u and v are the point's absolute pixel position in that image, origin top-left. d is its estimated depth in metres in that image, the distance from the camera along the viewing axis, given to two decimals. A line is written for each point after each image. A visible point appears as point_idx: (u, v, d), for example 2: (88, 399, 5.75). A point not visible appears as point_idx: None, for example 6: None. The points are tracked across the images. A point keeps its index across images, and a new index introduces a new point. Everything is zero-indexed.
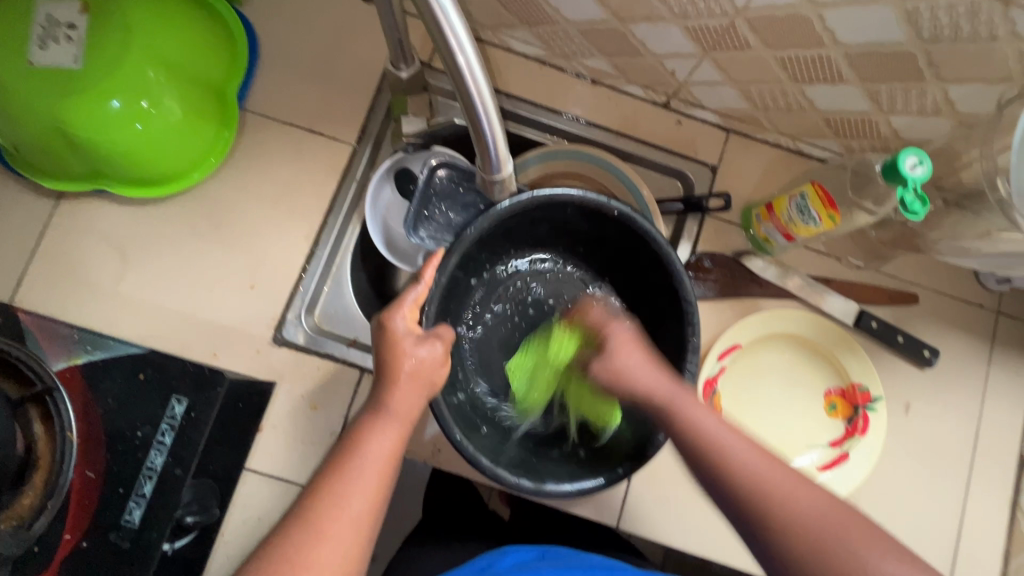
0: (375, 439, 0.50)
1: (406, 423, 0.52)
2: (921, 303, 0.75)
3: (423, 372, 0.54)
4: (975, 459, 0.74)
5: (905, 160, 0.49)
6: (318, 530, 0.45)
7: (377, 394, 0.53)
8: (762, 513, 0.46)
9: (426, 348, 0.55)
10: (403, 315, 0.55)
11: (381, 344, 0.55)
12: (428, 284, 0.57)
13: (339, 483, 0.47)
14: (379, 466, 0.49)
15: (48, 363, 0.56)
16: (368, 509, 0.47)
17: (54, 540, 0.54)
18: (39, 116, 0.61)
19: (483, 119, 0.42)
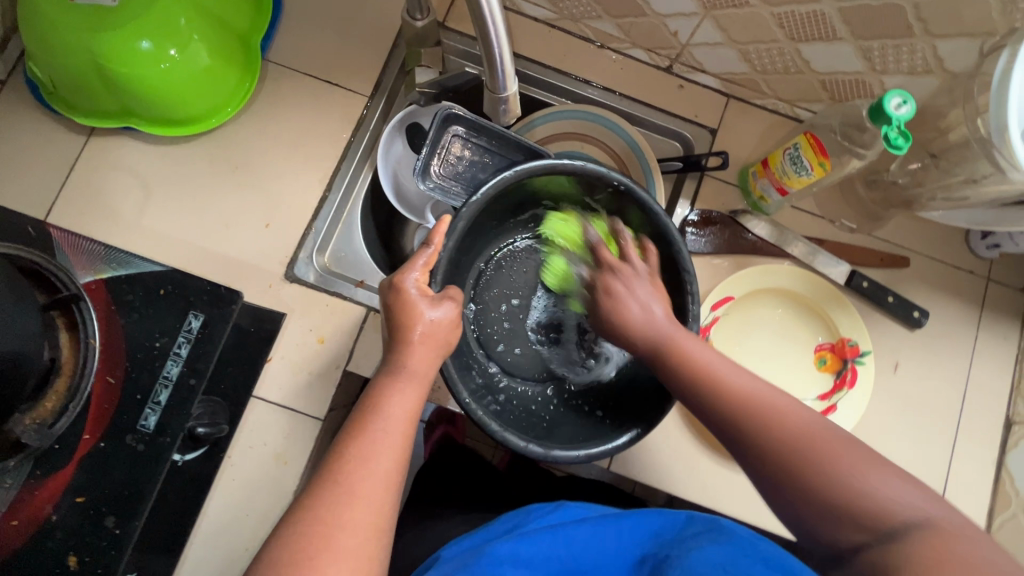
0: (395, 400, 0.52)
1: (423, 383, 0.54)
2: (912, 266, 0.77)
3: (437, 333, 0.56)
4: (961, 419, 0.75)
5: (889, 101, 0.52)
6: (349, 489, 0.46)
7: (394, 358, 0.54)
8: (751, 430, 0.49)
9: (439, 310, 0.56)
10: (414, 279, 0.57)
11: (393, 308, 0.56)
12: (438, 248, 0.59)
13: (368, 443, 0.49)
14: (402, 425, 0.51)
15: (76, 276, 0.59)
16: (394, 467, 0.49)
17: (75, 439, 0.57)
18: (76, 50, 0.65)
19: (495, 41, 0.45)
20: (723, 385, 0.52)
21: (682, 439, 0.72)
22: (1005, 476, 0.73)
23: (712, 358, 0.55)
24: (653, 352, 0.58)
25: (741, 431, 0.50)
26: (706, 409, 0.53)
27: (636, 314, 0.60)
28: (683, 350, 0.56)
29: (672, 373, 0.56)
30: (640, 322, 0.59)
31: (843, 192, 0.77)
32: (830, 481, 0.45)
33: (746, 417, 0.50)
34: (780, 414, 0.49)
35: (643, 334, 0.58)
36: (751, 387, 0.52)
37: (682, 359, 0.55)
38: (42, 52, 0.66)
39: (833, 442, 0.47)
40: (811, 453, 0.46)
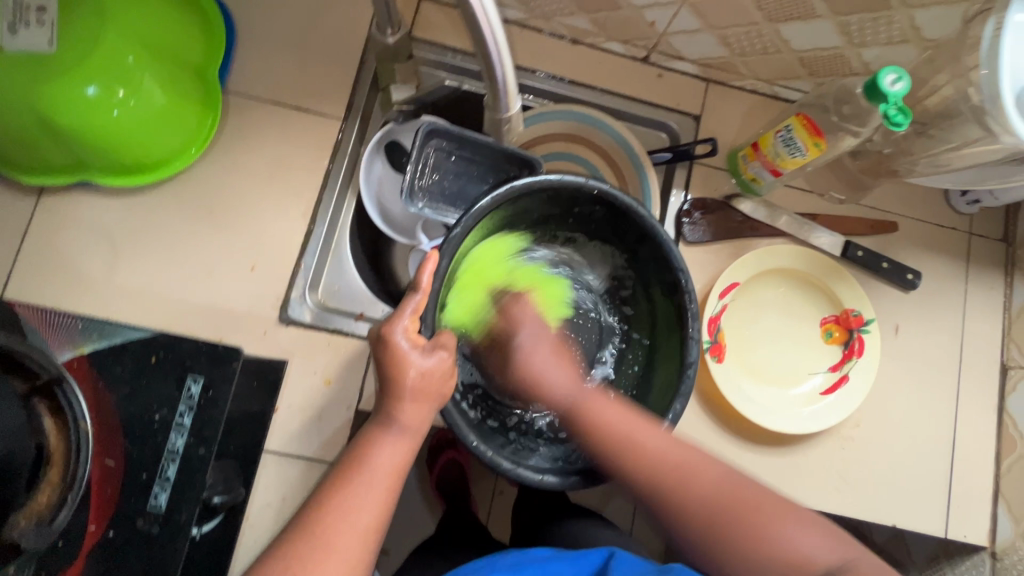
0: (383, 452, 0.51)
1: (416, 435, 0.53)
2: (901, 230, 0.79)
3: (428, 385, 0.53)
4: (962, 370, 0.78)
5: (884, 78, 0.54)
6: (326, 542, 0.47)
7: (384, 410, 0.53)
8: (668, 497, 0.52)
9: (433, 359, 0.52)
10: (403, 328, 0.51)
11: (381, 358, 0.52)
12: (427, 293, 0.52)
13: (350, 495, 0.49)
14: (386, 479, 0.50)
15: (54, 355, 0.54)
16: (374, 521, 0.49)
17: (79, 531, 0.52)
18: (17, 105, 0.59)
19: (498, 67, 0.43)
20: (640, 451, 0.53)
21: (705, 429, 0.73)
22: (1008, 420, 0.77)
23: (627, 418, 0.55)
24: (569, 414, 0.59)
25: (662, 497, 0.53)
26: (625, 478, 0.54)
27: (560, 383, 0.60)
28: (604, 428, 0.56)
29: (589, 445, 0.56)
30: (550, 387, 0.60)
31: (830, 166, 0.78)
32: (756, 545, 0.49)
33: (666, 482, 0.52)
34: (688, 469, 0.53)
35: (557, 398, 0.60)
36: (665, 446, 0.53)
37: (592, 427, 0.56)
38: None
39: (753, 500, 0.51)
40: (735, 515, 0.50)
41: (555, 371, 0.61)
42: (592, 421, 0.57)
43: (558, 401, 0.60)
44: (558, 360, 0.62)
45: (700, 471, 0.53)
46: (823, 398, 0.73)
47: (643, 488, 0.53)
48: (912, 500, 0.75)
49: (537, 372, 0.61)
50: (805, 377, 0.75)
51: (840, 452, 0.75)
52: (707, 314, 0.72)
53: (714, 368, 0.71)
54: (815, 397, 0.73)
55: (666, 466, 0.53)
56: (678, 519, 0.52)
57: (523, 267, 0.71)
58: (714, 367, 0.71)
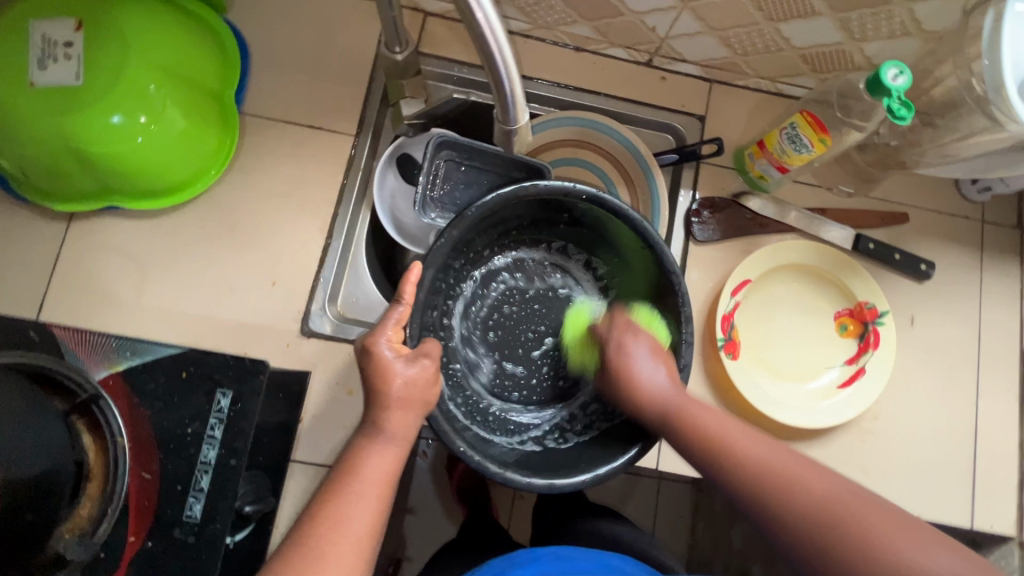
0: (373, 460, 0.51)
1: (404, 443, 0.53)
2: (912, 221, 0.79)
3: (414, 392, 0.53)
4: (981, 359, 0.78)
5: (887, 73, 0.55)
6: (319, 554, 0.46)
7: (372, 418, 0.53)
8: (770, 498, 0.50)
9: (416, 368, 0.53)
10: (387, 339, 0.54)
11: (367, 368, 0.54)
12: (411, 304, 0.55)
13: (341, 506, 0.49)
14: (378, 486, 0.50)
15: (90, 373, 0.56)
16: (367, 530, 0.49)
17: (120, 543, 0.54)
18: (46, 137, 0.62)
19: (506, 81, 0.45)
20: (735, 449, 0.54)
21: None
22: None
23: (725, 427, 0.56)
24: (658, 421, 0.58)
25: (763, 500, 0.51)
26: (723, 477, 0.54)
27: (649, 385, 0.59)
28: (696, 425, 0.56)
29: (685, 446, 0.57)
30: (651, 387, 0.59)
31: (837, 160, 0.79)
32: (873, 558, 0.45)
33: (764, 481, 0.51)
34: (795, 476, 0.50)
35: (650, 400, 0.59)
36: (766, 454, 0.53)
37: (690, 428, 0.57)
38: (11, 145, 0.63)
39: (856, 505, 0.48)
40: (847, 523, 0.47)
41: (650, 374, 0.59)
42: (689, 422, 0.56)
43: (653, 407, 0.59)
44: (666, 361, 0.60)
45: (802, 475, 0.51)
46: (840, 391, 0.73)
47: (740, 488, 0.52)
48: (936, 491, 0.74)
49: (632, 378, 0.60)
50: (821, 371, 0.75)
51: (860, 446, 0.74)
52: (720, 312, 0.72)
53: (729, 365, 0.71)
54: (832, 390, 0.73)
55: (767, 468, 0.52)
56: (783, 527, 0.49)
57: (517, 276, 0.74)
58: (730, 364, 0.72)
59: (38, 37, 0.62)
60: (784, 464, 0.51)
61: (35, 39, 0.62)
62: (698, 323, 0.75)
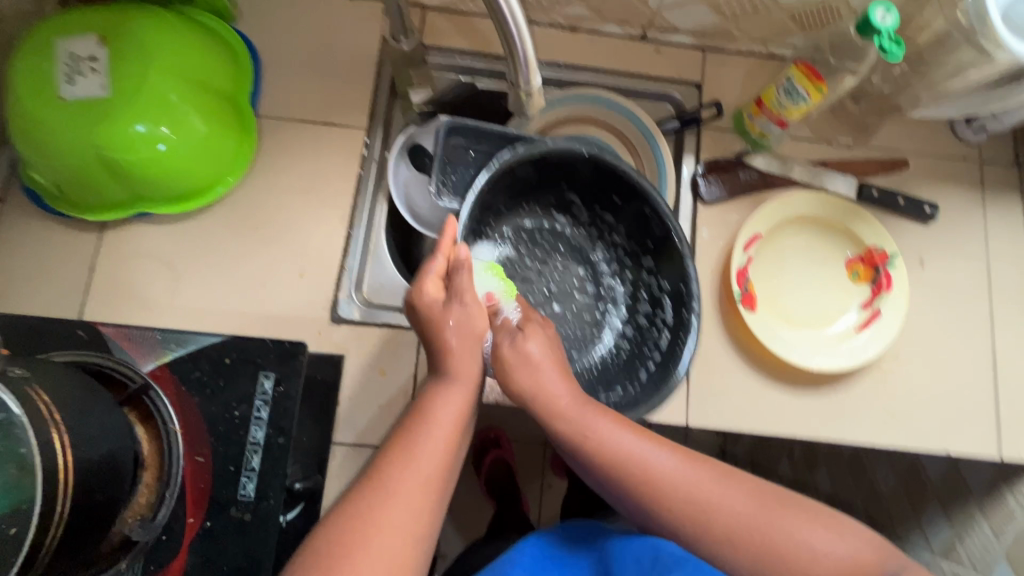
0: (443, 404, 0.53)
1: (470, 386, 0.55)
2: (913, 166, 0.81)
3: (468, 332, 0.55)
4: (993, 294, 0.80)
5: (875, 14, 0.57)
6: (390, 491, 0.48)
7: (437, 363, 0.55)
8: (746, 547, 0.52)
9: (464, 311, 0.55)
10: (429, 289, 0.56)
11: (418, 320, 0.56)
12: (446, 256, 0.57)
13: (413, 446, 0.50)
14: (448, 429, 0.52)
15: (139, 366, 0.59)
16: (436, 471, 0.50)
17: (180, 525, 0.56)
18: (77, 148, 0.65)
19: (519, 42, 0.48)
20: (680, 488, 0.53)
21: (747, 378, 0.75)
22: None
23: (676, 462, 0.54)
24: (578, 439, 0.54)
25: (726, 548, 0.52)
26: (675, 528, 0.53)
27: (555, 386, 0.55)
28: (630, 451, 0.54)
29: (612, 472, 0.54)
30: (553, 393, 0.55)
31: (834, 113, 0.81)
32: None
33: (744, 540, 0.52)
34: (713, 503, 0.53)
35: (560, 410, 0.55)
36: (725, 499, 0.53)
37: (596, 450, 0.54)
38: (43, 159, 0.66)
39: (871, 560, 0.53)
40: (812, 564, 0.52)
41: (548, 374, 0.56)
42: (608, 447, 0.53)
43: (561, 415, 0.55)
44: (545, 352, 0.57)
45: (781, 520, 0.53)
46: (857, 335, 0.75)
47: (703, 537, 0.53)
48: (961, 426, 0.76)
49: (527, 362, 0.56)
50: (837, 317, 0.77)
51: (882, 387, 0.76)
52: (734, 266, 0.75)
53: (748, 317, 0.73)
54: (849, 334, 0.75)
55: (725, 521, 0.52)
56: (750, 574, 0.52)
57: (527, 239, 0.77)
58: (748, 316, 0.73)
59: (63, 53, 0.65)
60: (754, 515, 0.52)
61: (61, 56, 0.65)
62: (714, 280, 0.77)
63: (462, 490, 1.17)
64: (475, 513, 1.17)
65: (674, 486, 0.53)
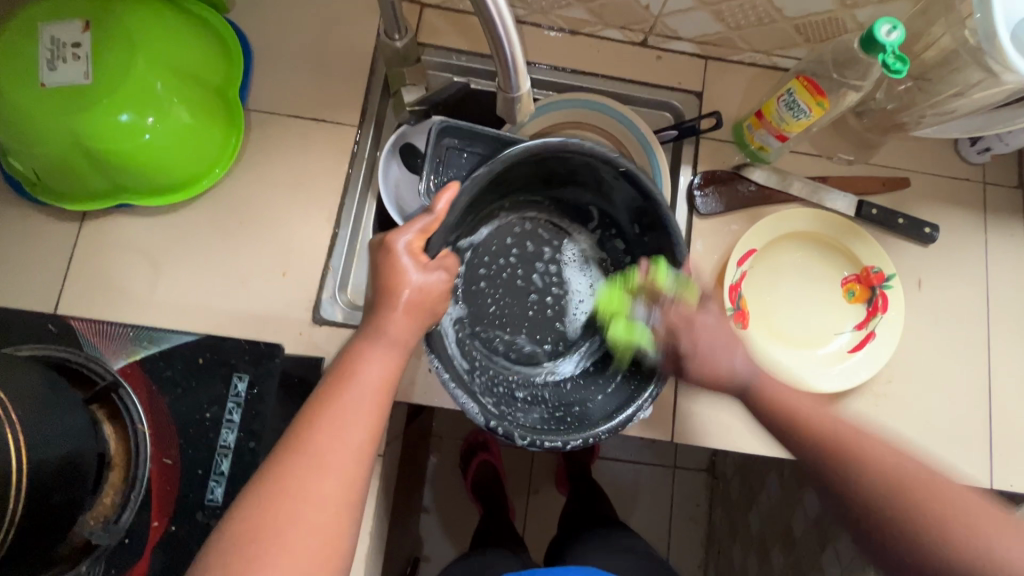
0: (373, 365, 0.51)
1: (403, 349, 0.53)
2: (914, 185, 0.79)
3: (419, 301, 0.55)
4: (991, 318, 0.78)
5: (880, 29, 0.56)
6: (317, 456, 0.46)
7: (374, 322, 0.53)
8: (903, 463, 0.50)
9: (428, 276, 0.55)
10: (407, 240, 0.55)
11: (381, 265, 0.55)
12: (439, 216, 0.56)
13: (341, 409, 0.49)
14: (378, 390, 0.51)
15: (110, 363, 0.57)
16: (366, 434, 0.49)
17: (144, 528, 0.55)
18: (58, 136, 0.63)
19: (508, 50, 0.46)
20: (816, 424, 0.55)
21: (736, 396, 0.73)
22: None
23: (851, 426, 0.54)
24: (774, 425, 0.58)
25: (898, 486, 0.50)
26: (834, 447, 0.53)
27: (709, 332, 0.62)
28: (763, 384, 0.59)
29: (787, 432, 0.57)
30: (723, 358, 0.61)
31: (835, 128, 0.79)
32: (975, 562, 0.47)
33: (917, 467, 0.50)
34: (859, 446, 0.52)
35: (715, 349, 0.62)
36: (890, 453, 0.52)
37: (775, 408, 0.58)
38: (23, 146, 0.64)
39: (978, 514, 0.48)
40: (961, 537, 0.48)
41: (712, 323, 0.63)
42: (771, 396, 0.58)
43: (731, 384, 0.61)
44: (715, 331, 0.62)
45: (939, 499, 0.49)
46: (849, 356, 0.73)
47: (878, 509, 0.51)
48: (954, 453, 0.74)
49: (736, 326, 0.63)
50: (830, 337, 0.75)
51: (875, 410, 0.74)
52: (728, 282, 0.72)
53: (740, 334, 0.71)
54: (842, 355, 0.73)
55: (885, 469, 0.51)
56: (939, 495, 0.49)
57: (519, 233, 0.75)
58: (740, 333, 0.71)
59: (46, 37, 0.63)
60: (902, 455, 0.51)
61: (43, 41, 0.63)
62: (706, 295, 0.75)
63: (446, 496, 1.16)
64: (461, 519, 1.15)
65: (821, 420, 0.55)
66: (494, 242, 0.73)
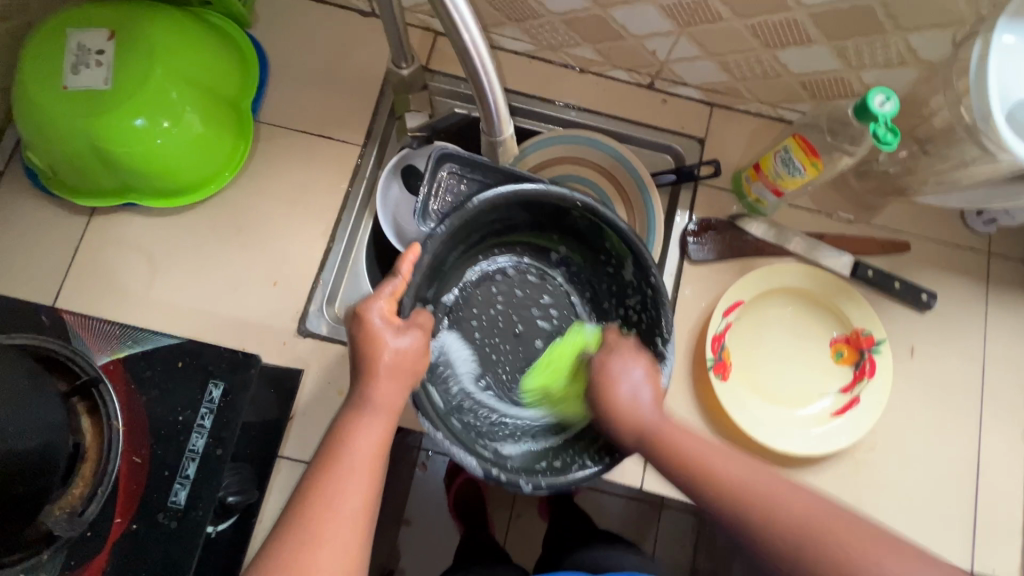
0: (361, 435, 0.51)
1: (391, 414, 0.53)
2: (914, 250, 0.78)
3: (403, 364, 0.53)
4: (985, 394, 0.75)
5: (874, 99, 0.56)
6: (316, 531, 0.47)
7: (358, 390, 0.53)
8: (756, 495, 0.50)
9: (406, 338, 0.54)
10: (379, 308, 0.54)
11: (358, 338, 0.53)
12: (406, 277, 0.55)
13: (334, 482, 0.49)
14: (367, 462, 0.50)
15: (94, 359, 0.59)
16: (362, 502, 0.49)
17: (106, 524, 0.56)
18: (74, 137, 0.66)
19: (484, 80, 0.48)
20: (700, 460, 0.53)
21: None
22: None
23: (702, 447, 0.54)
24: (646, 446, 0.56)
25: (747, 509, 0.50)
26: (702, 494, 0.52)
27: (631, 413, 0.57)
28: (671, 438, 0.55)
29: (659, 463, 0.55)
30: (634, 407, 0.57)
31: (836, 186, 0.79)
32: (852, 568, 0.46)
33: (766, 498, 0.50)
34: (714, 466, 0.52)
35: (635, 421, 0.57)
36: (741, 470, 0.52)
37: (671, 445, 0.55)
38: (41, 143, 0.68)
39: (842, 523, 0.48)
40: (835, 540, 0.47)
41: (629, 404, 0.57)
42: (666, 441, 0.55)
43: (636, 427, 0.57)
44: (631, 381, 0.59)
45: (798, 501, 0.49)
46: (832, 420, 0.71)
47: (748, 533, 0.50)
48: (935, 531, 0.72)
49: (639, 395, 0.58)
50: (814, 398, 0.74)
51: (853, 477, 0.73)
52: (710, 332, 0.72)
53: (718, 386, 0.71)
54: (825, 418, 0.72)
55: (744, 491, 0.51)
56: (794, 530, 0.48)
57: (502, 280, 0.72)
58: (719, 385, 0.71)
59: (74, 44, 0.66)
60: (756, 481, 0.51)
61: (70, 47, 0.66)
62: (689, 343, 0.75)
63: None
64: None
65: (692, 459, 0.54)
66: (474, 292, 0.71)
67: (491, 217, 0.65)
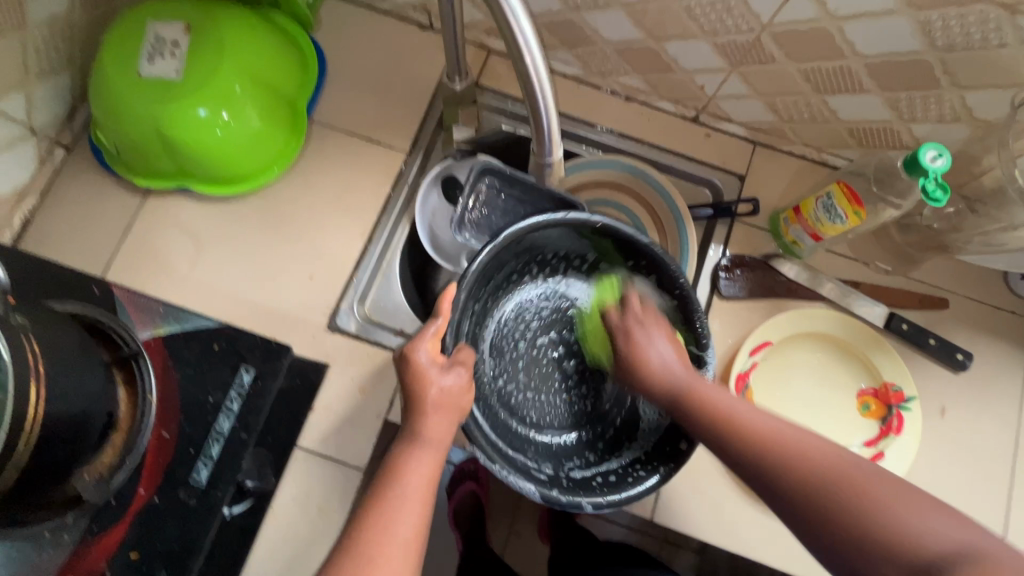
0: (413, 469, 0.51)
1: (441, 448, 0.53)
2: (952, 308, 0.76)
3: (448, 399, 0.53)
4: (1018, 463, 0.73)
5: (925, 154, 0.56)
6: (369, 563, 0.46)
7: (410, 425, 0.53)
8: (788, 457, 0.50)
9: (451, 376, 0.54)
10: (425, 347, 0.54)
11: (404, 377, 0.54)
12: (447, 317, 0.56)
13: (386, 515, 0.49)
14: (420, 493, 0.50)
15: (136, 332, 0.62)
16: (414, 535, 0.49)
17: (130, 494, 0.58)
18: (141, 121, 0.69)
19: (542, 101, 0.49)
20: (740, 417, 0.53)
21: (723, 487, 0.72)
22: None
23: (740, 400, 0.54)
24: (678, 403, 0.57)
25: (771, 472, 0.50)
26: (743, 456, 0.52)
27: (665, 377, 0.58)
28: (715, 403, 0.55)
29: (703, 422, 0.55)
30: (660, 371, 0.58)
31: (877, 236, 0.78)
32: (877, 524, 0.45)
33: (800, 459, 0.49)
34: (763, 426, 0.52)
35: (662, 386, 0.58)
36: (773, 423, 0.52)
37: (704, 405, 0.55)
38: (110, 124, 0.71)
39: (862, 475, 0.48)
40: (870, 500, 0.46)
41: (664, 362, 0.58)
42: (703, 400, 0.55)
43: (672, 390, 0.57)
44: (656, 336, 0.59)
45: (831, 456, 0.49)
46: None
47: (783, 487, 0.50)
48: None
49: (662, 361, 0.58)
50: None
51: None
52: (736, 369, 0.72)
53: None
54: None
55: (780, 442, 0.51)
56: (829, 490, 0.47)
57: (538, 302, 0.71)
58: None
59: (152, 35, 0.70)
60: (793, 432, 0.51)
61: (148, 37, 0.70)
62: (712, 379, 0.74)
63: None
64: None
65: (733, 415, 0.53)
66: (513, 316, 0.70)
67: (525, 245, 0.64)
